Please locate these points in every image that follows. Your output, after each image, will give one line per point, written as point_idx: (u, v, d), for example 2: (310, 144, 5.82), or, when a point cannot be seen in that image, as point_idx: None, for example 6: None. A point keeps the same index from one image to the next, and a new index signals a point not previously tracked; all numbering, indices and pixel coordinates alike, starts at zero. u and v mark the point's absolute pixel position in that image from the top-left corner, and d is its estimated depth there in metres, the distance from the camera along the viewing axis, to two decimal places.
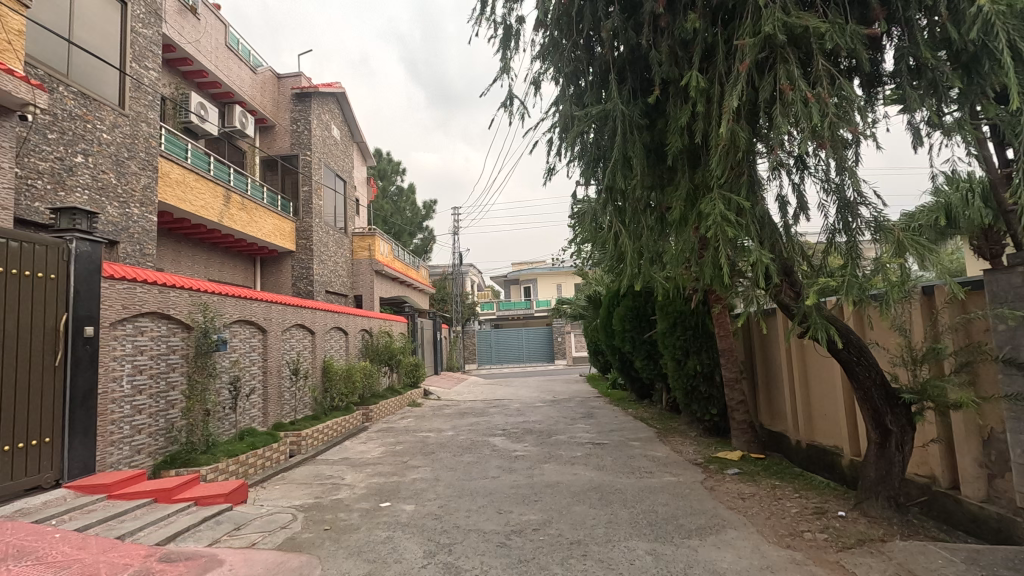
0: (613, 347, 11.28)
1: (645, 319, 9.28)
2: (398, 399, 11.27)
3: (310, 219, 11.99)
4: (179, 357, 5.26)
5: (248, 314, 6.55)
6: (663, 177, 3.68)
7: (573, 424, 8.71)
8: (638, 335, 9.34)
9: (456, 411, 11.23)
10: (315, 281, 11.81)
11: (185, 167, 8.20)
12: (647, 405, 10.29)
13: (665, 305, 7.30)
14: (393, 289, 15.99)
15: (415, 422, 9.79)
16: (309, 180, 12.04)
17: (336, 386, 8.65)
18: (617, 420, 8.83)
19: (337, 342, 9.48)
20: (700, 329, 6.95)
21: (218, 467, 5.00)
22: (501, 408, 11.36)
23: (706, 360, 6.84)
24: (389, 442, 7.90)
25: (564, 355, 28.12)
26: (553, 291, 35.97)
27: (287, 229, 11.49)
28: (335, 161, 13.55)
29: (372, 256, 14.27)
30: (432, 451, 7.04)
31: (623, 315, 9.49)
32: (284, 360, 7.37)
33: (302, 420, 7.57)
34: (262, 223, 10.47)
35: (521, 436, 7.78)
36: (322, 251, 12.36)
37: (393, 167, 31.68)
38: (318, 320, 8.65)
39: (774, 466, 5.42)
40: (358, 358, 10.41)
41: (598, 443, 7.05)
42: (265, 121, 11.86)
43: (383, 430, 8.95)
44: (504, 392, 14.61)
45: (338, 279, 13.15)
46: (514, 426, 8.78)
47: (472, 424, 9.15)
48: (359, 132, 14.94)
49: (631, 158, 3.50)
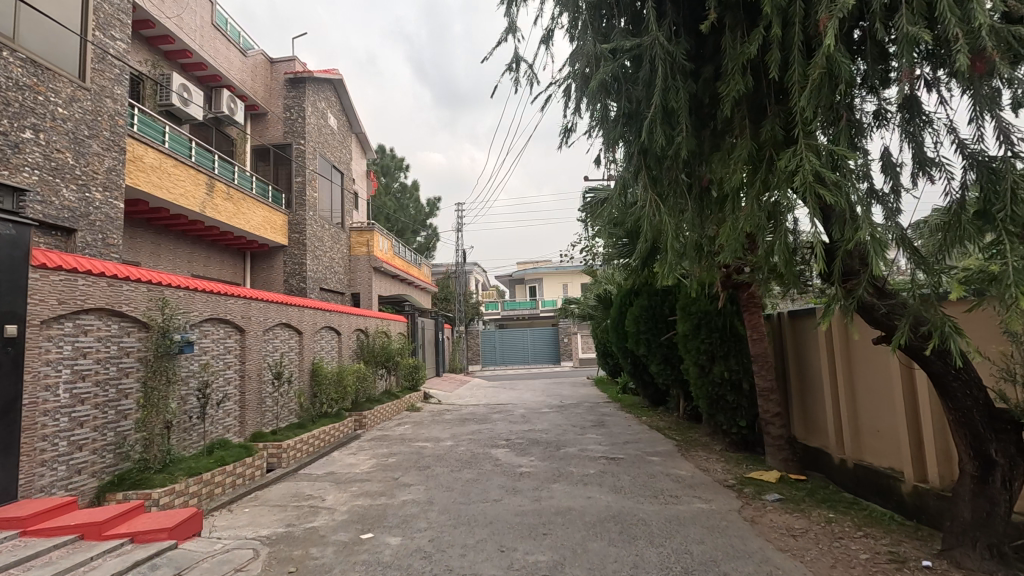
0: (625, 349, 10.55)
1: (662, 320, 8.59)
2: (394, 403, 10.58)
3: (304, 212, 11.31)
4: (134, 360, 4.58)
5: (223, 312, 5.86)
6: (711, 138, 3.02)
7: (583, 434, 7.99)
8: (655, 337, 8.61)
9: (456, 417, 10.51)
10: (308, 277, 11.12)
11: (162, 151, 7.52)
12: (661, 413, 9.55)
13: (689, 304, 6.60)
14: (393, 287, 15.29)
15: (413, 429, 9.07)
16: (303, 171, 11.37)
17: (325, 391, 7.96)
18: (632, 431, 8.09)
19: (328, 343, 8.80)
20: (728, 331, 6.21)
21: (175, 488, 4.30)
22: (505, 415, 10.64)
23: (735, 366, 6.12)
24: (382, 453, 7.20)
25: (571, 356, 27.35)
26: (559, 291, 35.29)
27: (279, 222, 10.82)
28: (332, 152, 12.89)
29: (370, 253, 13.60)
30: (428, 466, 6.32)
31: (638, 315, 8.80)
32: (266, 363, 6.68)
33: (285, 429, 6.87)
34: (251, 215, 9.80)
35: (526, 449, 7.05)
36: (317, 246, 11.67)
37: (397, 164, 31.11)
38: (307, 319, 7.96)
39: (820, 491, 4.68)
40: (352, 360, 9.73)
41: (612, 459, 6.31)
42: (256, 108, 11.19)
43: (377, 439, 8.24)
44: (509, 396, 13.88)
45: (334, 276, 12.48)
46: (519, 435, 8.06)
47: (473, 433, 8.43)
48: (358, 123, 14.27)
49: (675, 110, 2.84)
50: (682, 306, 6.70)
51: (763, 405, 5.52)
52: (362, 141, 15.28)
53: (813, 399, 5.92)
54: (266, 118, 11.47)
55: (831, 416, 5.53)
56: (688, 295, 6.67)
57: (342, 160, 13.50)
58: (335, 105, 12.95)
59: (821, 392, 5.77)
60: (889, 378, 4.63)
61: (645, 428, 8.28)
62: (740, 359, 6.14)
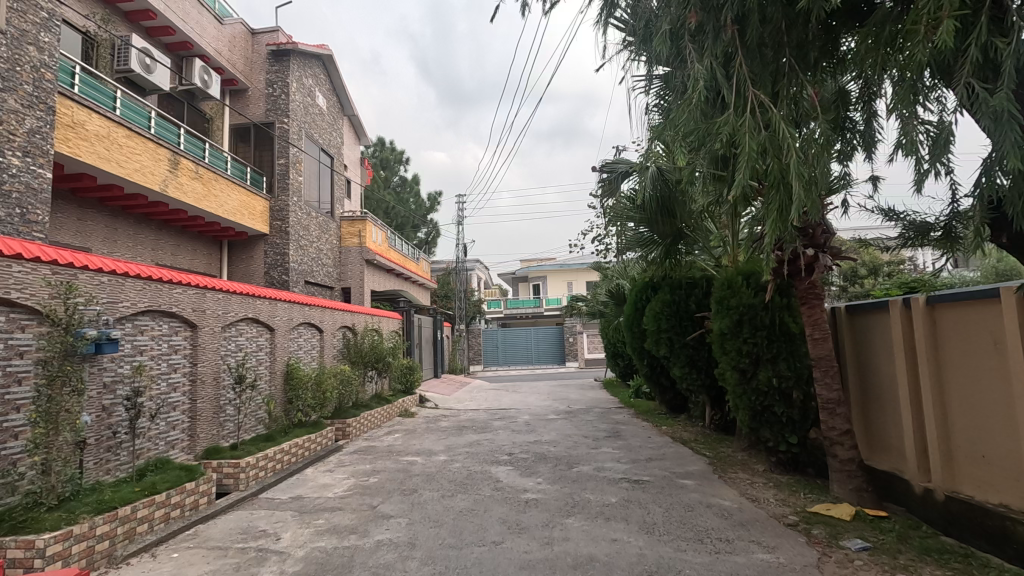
0: (641, 349, 9.50)
1: (686, 317, 7.59)
2: (384, 409, 9.56)
3: (286, 197, 10.27)
4: (30, 362, 3.52)
5: (166, 304, 4.83)
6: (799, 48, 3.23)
7: (598, 447, 6.93)
8: (680, 337, 7.55)
9: (454, 424, 9.46)
10: (290, 269, 10.10)
11: (112, 118, 6.48)
12: (683, 421, 8.51)
13: (727, 298, 5.57)
14: (387, 282, 14.24)
15: (404, 440, 8.03)
16: (286, 152, 10.35)
17: (300, 397, 6.92)
18: (653, 444, 7.02)
19: (307, 341, 7.79)
20: (776, 330, 5.14)
21: (71, 531, 3.24)
22: (507, 422, 9.58)
23: (784, 372, 5.07)
24: (363, 471, 6.15)
25: (576, 357, 26.25)
26: (564, 290, 34.27)
27: (258, 208, 9.78)
28: (321, 133, 11.88)
29: (362, 244, 12.57)
30: (415, 489, 5.26)
31: (658, 311, 7.80)
32: (223, 366, 5.66)
33: (248, 443, 5.85)
34: (225, 198, 8.75)
35: (532, 467, 6.00)
36: (302, 236, 10.64)
37: (396, 157, 30.07)
38: (279, 314, 6.93)
39: (916, 537, 3.62)
40: (337, 361, 8.71)
41: (636, 482, 5.26)
42: (235, 83, 10.17)
43: (361, 451, 7.20)
44: (511, 399, 12.82)
45: (322, 269, 11.46)
46: (523, 449, 7.00)
47: (471, 445, 7.38)
48: (350, 105, 13.24)
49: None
50: (718, 299, 5.71)
51: (824, 420, 4.45)
52: (354, 125, 14.23)
53: (878, 413, 4.91)
54: (247, 95, 10.44)
55: (910, 435, 4.45)
56: (725, 286, 5.68)
57: (332, 143, 12.47)
58: (324, 83, 11.94)
59: (895, 406, 4.69)
60: (1003, 382, 3.61)
61: (668, 441, 7.22)
62: (792, 364, 5.08)
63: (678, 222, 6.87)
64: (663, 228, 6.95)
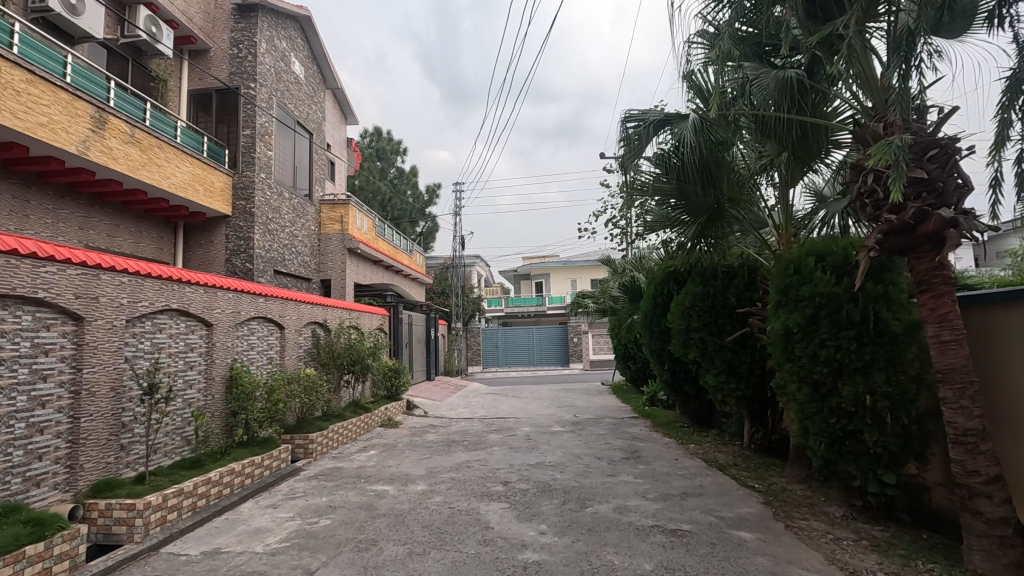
0: (661, 352, 8.15)
1: (722, 315, 6.19)
2: (360, 419, 8.19)
3: (252, 172, 8.91)
4: None
5: (26, 288, 3.46)
6: None
7: (616, 476, 5.51)
8: (716, 338, 6.17)
9: (442, 438, 8.08)
10: (255, 255, 8.74)
11: (6, 56, 5.12)
12: (715, 438, 7.15)
13: (795, 286, 4.21)
14: (374, 275, 12.86)
15: (378, 460, 6.63)
16: (252, 122, 8.99)
17: (247, 408, 5.58)
18: (685, 472, 5.61)
19: (262, 339, 6.45)
20: (869, 331, 3.74)
21: None
22: (505, 436, 8.19)
23: (880, 388, 3.69)
24: (315, 508, 4.74)
25: (580, 358, 24.83)
26: (567, 288, 32.85)
27: (216, 184, 8.41)
28: (298, 105, 10.52)
29: (343, 231, 11.21)
30: (374, 542, 3.88)
31: (685, 304, 6.48)
32: (126, 372, 4.29)
33: (166, 471, 4.50)
34: (171, 168, 7.38)
35: (534, 506, 4.60)
36: (271, 218, 9.26)
37: (393, 147, 28.72)
38: (220, 306, 5.57)
39: None
40: (302, 364, 7.36)
41: (677, 534, 3.85)
42: (194, 40, 8.83)
43: (321, 476, 5.80)
44: (510, 406, 11.43)
45: (296, 258, 10.10)
46: (522, 477, 5.60)
47: (458, 470, 5.99)
48: (332, 76, 11.87)
49: None
50: (778, 287, 4.37)
51: (957, 459, 3.06)
52: (338, 101, 12.87)
53: (1017, 445, 3.49)
54: (209, 56, 9.08)
55: None
56: (787, 268, 4.37)
57: (311, 118, 11.10)
58: (300, 48, 10.58)
59: None
60: None
61: (703, 467, 5.81)
62: (893, 377, 3.65)
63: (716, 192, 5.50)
64: (696, 200, 5.62)
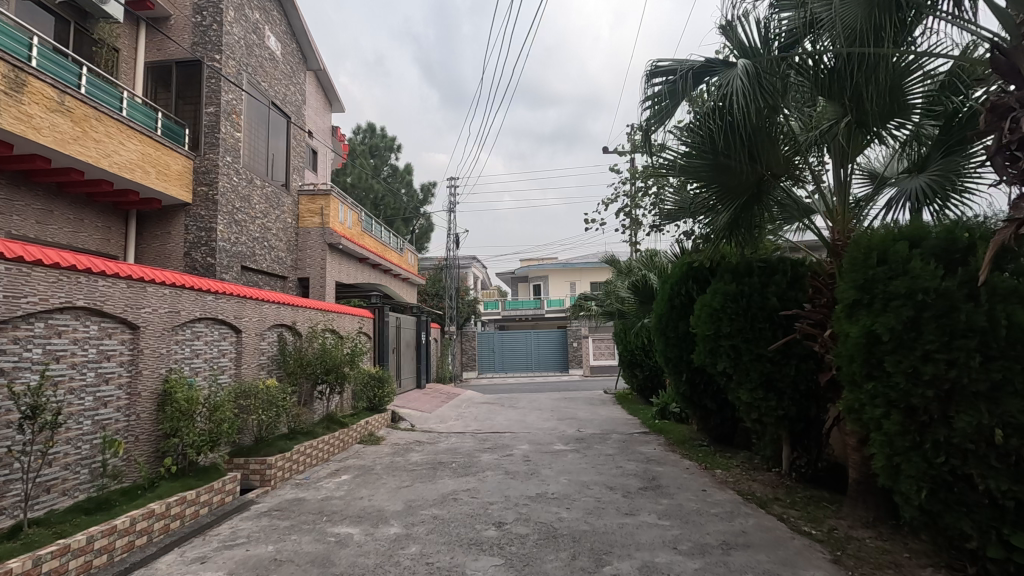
0: (678, 360, 7.17)
1: (759, 318, 5.18)
2: (335, 436, 7.16)
3: (216, 155, 7.86)
4: None
5: None
6: None
7: (635, 517, 4.47)
8: (754, 347, 5.16)
9: (428, 459, 7.04)
10: (218, 248, 7.71)
11: None
12: (745, 463, 6.14)
13: (883, 281, 3.18)
14: (359, 274, 11.82)
15: (349, 489, 5.59)
16: (216, 98, 7.97)
17: (181, 430, 4.53)
18: (720, 510, 4.57)
19: (211, 343, 5.42)
20: (999, 340, 2.73)
21: None
22: (500, 456, 7.15)
23: (1017, 422, 2.66)
24: (255, 563, 3.67)
25: (581, 363, 23.83)
26: (566, 291, 31.87)
27: (172, 167, 7.39)
28: (273, 83, 9.50)
29: (324, 224, 10.19)
30: None
31: (715, 303, 5.50)
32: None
33: (56, 519, 3.44)
34: (112, 144, 6.35)
35: (535, 564, 3.57)
36: (238, 208, 8.23)
37: (387, 144, 27.73)
38: (150, 304, 4.53)
39: None
40: (263, 374, 6.32)
41: None
42: (151, 5, 7.81)
43: (275, 513, 4.75)
44: (506, 418, 10.40)
45: (268, 253, 9.07)
46: (520, 516, 4.57)
47: (443, 504, 4.96)
48: (314, 56, 10.89)
49: None
50: (856, 282, 3.35)
51: None
52: (320, 83, 11.87)
53: None
54: (169, 24, 8.06)
55: None
56: (867, 256, 3.35)
57: (289, 99, 10.08)
58: (276, 21, 9.57)
59: None
60: None
61: (740, 503, 4.77)
62: None
63: (760, 167, 4.53)
64: (735, 176, 4.66)
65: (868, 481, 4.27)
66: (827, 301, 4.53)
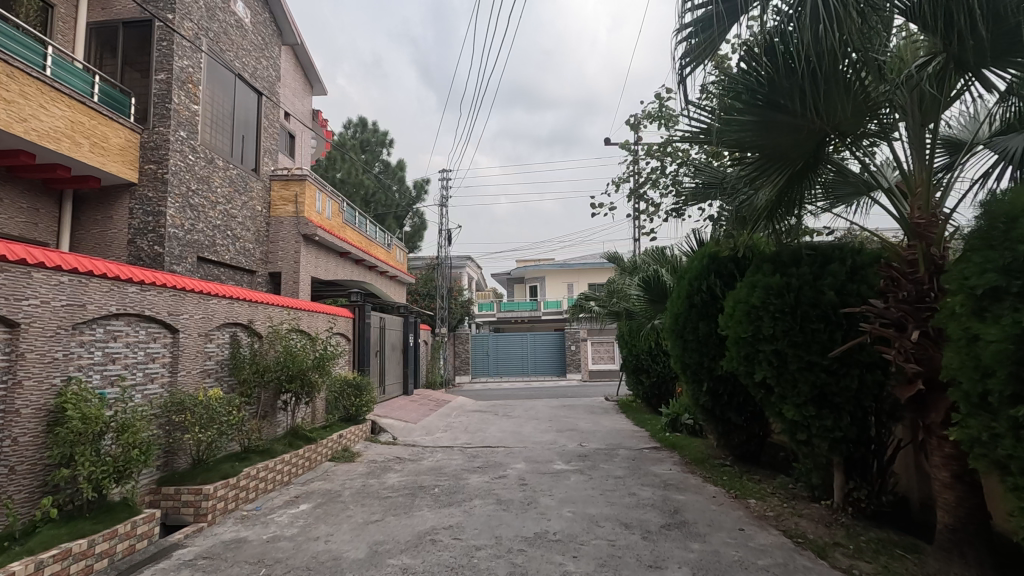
0: (700, 366, 6.17)
1: (811, 315, 4.18)
2: (298, 455, 6.12)
3: (166, 128, 6.83)
4: None
5: None
6: None
7: (662, 573, 3.45)
8: (805, 353, 4.17)
9: (407, 482, 6.00)
10: (166, 235, 6.67)
11: None
12: (784, 492, 5.14)
13: None
14: (339, 269, 10.78)
15: (305, 525, 4.54)
16: (168, 64, 6.94)
17: (76, 459, 3.48)
18: (770, 563, 3.56)
19: (135, 343, 4.40)
20: None
21: None
22: (491, 479, 6.12)
23: None
24: None
25: (579, 367, 22.81)
26: (564, 292, 30.86)
27: (111, 141, 6.35)
28: (241, 54, 8.49)
29: (298, 212, 9.15)
30: None
31: (751, 298, 4.53)
32: None
33: None
34: (29, 107, 5.30)
35: None
36: (194, 190, 7.20)
37: (379, 139, 26.65)
38: (42, 293, 3.52)
39: None
40: (207, 382, 5.28)
41: None
42: None
43: (202, 562, 3.71)
44: (499, 430, 9.36)
45: (230, 243, 8.02)
46: (514, 569, 3.55)
47: (417, 550, 3.94)
48: (289, 28, 9.87)
49: None
50: (998, 263, 2.36)
51: None
52: (297, 60, 10.86)
53: None
54: None
55: None
56: (1011, 226, 2.37)
57: (259, 74, 9.04)
58: None
59: None
60: None
61: (793, 551, 3.77)
62: None
63: (823, 123, 3.57)
64: (789, 135, 3.69)
65: (968, 530, 3.29)
66: (904, 294, 3.56)
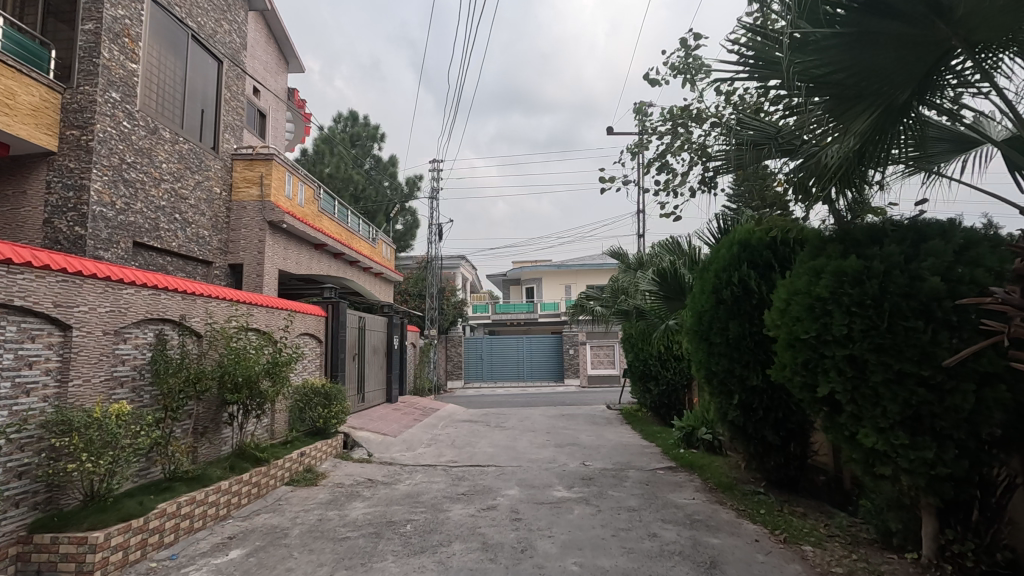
0: (731, 375, 5.10)
1: (905, 310, 3.09)
2: (241, 481, 4.99)
3: (94, 86, 5.73)
4: None
5: None
6: None
7: None
8: (895, 361, 3.09)
9: (373, 516, 4.87)
10: (90, 213, 5.57)
11: None
12: (846, 538, 4.04)
13: None
14: (312, 263, 9.65)
15: None
16: (97, 11, 5.83)
17: None
18: None
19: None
20: None
21: None
22: (476, 510, 5.00)
23: None
24: None
25: (577, 373, 21.66)
26: (562, 294, 29.75)
27: (19, 99, 5.23)
28: (196, 12, 7.39)
29: (263, 195, 8.04)
30: None
31: (817, 290, 3.47)
32: None
33: None
34: None
35: None
36: (128, 162, 6.09)
37: (371, 133, 25.57)
38: None
39: None
40: (114, 393, 4.16)
41: None
42: None
43: None
44: (491, 445, 8.24)
45: (178, 228, 6.90)
46: None
47: None
48: None
49: None
50: None
51: None
52: (268, 30, 9.77)
53: None
54: None
55: None
56: None
57: (219, 38, 7.94)
58: None
59: None
60: None
61: None
62: None
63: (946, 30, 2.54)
64: (892, 55, 2.66)
65: None
66: None
